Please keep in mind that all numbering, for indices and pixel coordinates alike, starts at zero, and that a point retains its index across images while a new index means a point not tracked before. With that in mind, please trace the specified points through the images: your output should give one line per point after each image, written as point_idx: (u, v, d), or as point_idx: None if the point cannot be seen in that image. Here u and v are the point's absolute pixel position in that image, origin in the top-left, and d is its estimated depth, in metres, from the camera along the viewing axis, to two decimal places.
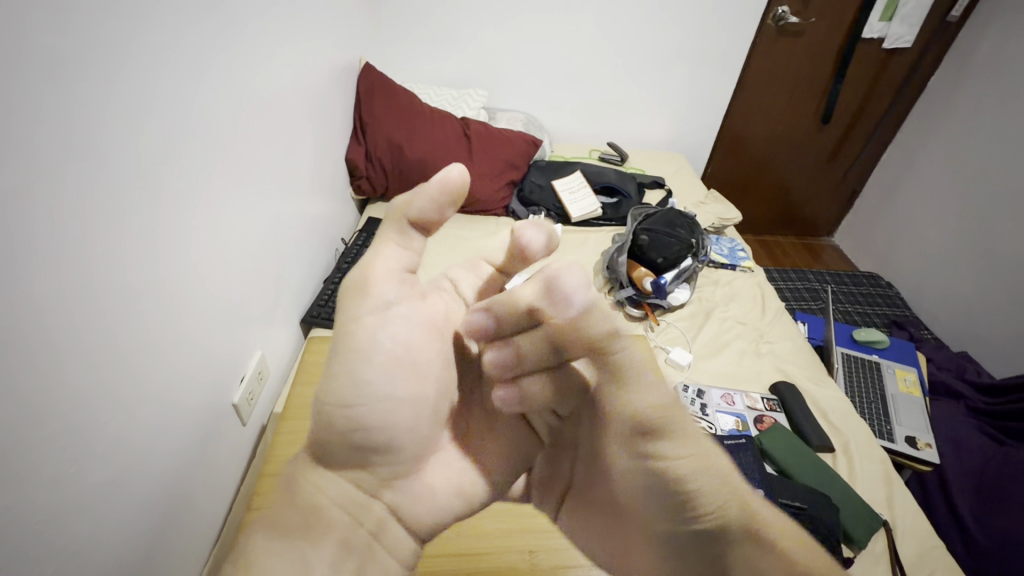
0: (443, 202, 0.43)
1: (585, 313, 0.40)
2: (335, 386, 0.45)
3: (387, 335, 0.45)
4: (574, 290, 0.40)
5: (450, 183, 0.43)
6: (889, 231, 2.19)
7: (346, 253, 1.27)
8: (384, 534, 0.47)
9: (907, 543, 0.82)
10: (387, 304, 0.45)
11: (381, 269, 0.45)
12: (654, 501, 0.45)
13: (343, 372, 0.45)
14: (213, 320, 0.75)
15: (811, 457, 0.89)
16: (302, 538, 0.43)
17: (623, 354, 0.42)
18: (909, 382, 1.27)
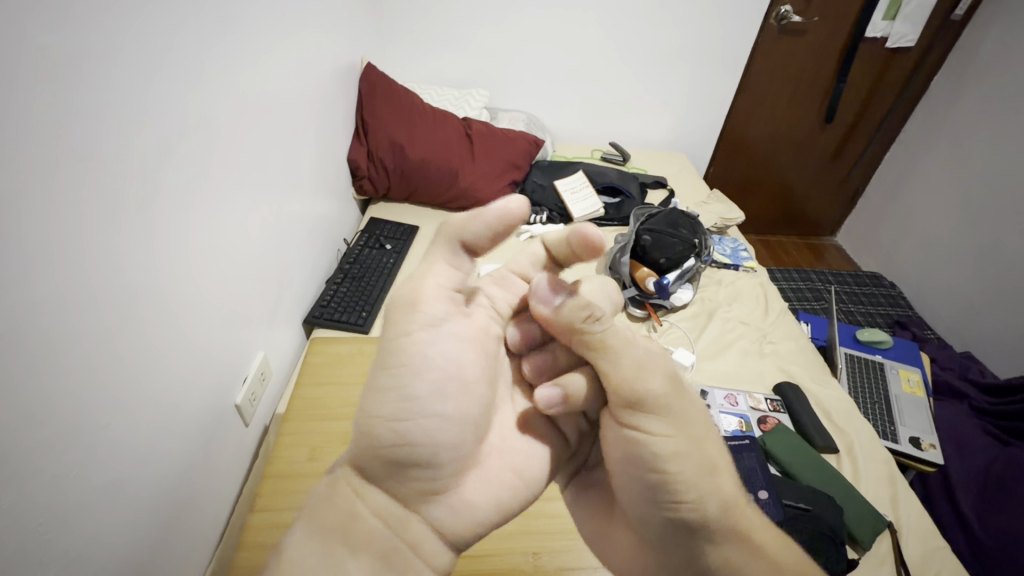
0: (498, 230, 0.46)
1: (562, 306, 0.50)
2: (379, 399, 0.45)
3: (436, 351, 0.47)
4: (550, 290, 0.51)
5: (510, 214, 0.46)
6: (892, 230, 2.19)
7: (348, 253, 1.27)
8: (422, 547, 0.46)
9: (911, 544, 0.81)
10: (438, 320, 0.47)
11: (432, 286, 0.47)
12: (637, 475, 0.50)
13: (387, 384, 0.45)
14: (215, 321, 0.75)
15: (815, 457, 0.89)
16: (339, 547, 0.43)
17: (604, 333, 0.49)
18: (913, 382, 1.26)
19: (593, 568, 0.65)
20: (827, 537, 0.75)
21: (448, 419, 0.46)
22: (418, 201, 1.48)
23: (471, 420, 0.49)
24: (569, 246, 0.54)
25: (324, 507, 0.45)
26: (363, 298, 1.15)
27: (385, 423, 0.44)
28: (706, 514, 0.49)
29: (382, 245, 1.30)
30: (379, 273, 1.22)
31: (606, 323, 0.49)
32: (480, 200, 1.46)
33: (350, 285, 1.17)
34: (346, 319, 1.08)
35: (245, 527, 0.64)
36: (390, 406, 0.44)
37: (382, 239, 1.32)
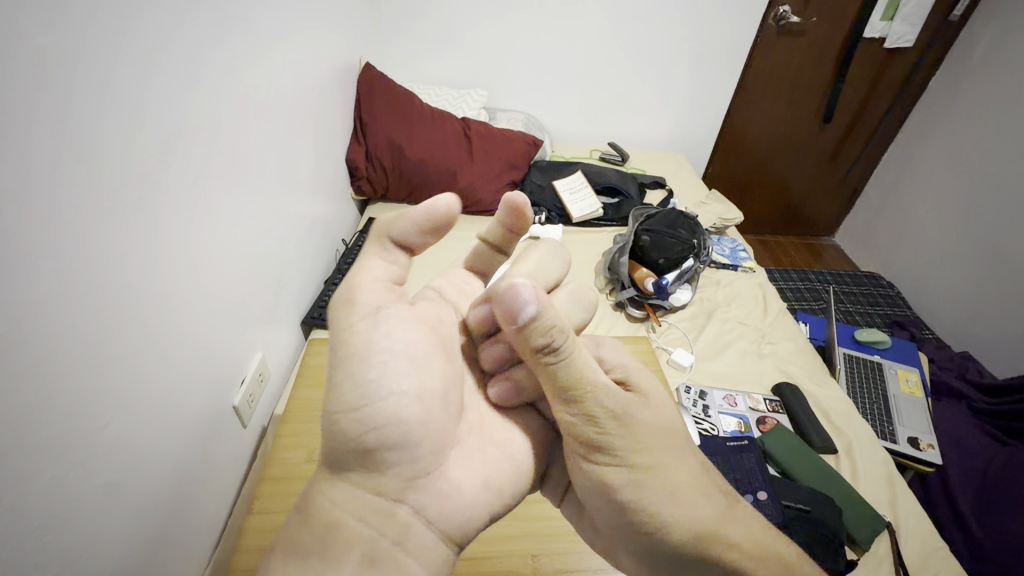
0: (425, 227, 0.48)
1: (529, 323, 0.47)
2: (339, 391, 0.45)
3: (386, 333, 0.47)
4: (524, 303, 0.47)
5: (437, 214, 0.48)
6: (890, 231, 2.19)
7: (346, 253, 1.27)
8: (409, 539, 0.46)
9: (911, 545, 0.81)
10: (377, 308, 0.47)
11: (366, 280, 0.48)
12: (605, 498, 0.55)
13: (346, 375, 0.45)
14: (214, 321, 0.75)
15: (813, 457, 0.89)
16: (322, 557, 0.42)
17: (558, 364, 0.49)
18: (912, 382, 1.26)
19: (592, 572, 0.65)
20: (823, 537, 0.76)
21: (414, 400, 0.46)
22: (416, 201, 1.48)
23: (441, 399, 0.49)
24: (501, 226, 0.57)
25: (311, 510, 0.45)
26: None
27: (350, 415, 0.44)
28: (676, 535, 0.53)
29: None
30: None
31: (564, 354, 0.49)
32: (479, 200, 1.46)
33: None
34: None
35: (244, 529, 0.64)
36: (349, 395, 0.44)
37: None
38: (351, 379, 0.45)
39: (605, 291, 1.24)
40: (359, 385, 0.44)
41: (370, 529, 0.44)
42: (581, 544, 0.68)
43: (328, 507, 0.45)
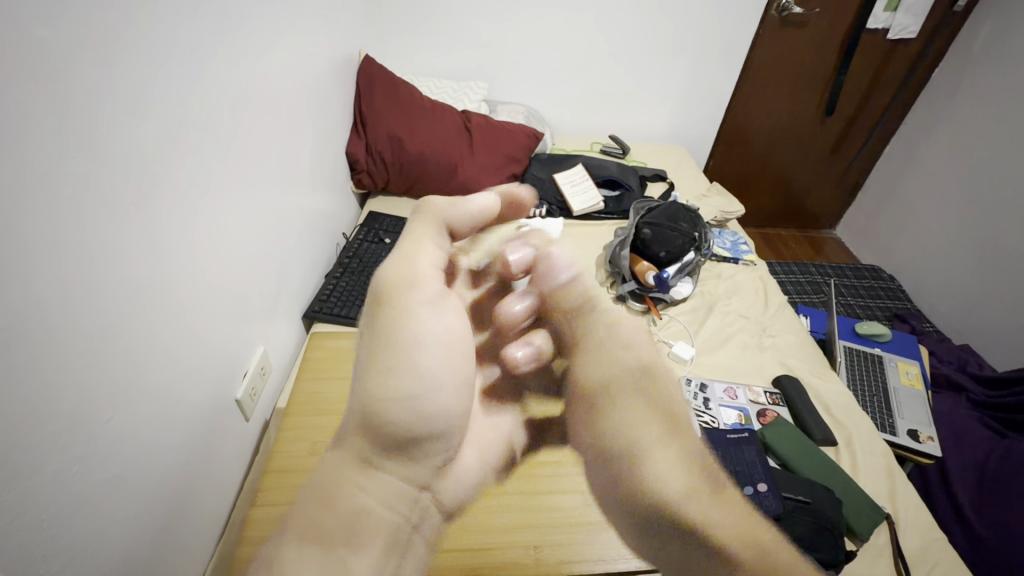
0: (478, 220, 0.61)
1: (564, 283, 0.56)
2: (384, 382, 0.50)
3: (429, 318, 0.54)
4: (558, 265, 0.57)
5: (488, 209, 0.62)
6: (891, 223, 2.18)
7: (347, 247, 1.27)
8: (424, 524, 0.50)
9: (910, 537, 0.82)
10: (436, 296, 0.55)
11: (424, 265, 0.56)
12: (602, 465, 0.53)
13: (388, 367, 0.51)
14: (216, 315, 0.75)
15: (813, 450, 0.89)
16: (339, 547, 0.42)
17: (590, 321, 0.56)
18: (912, 375, 1.27)
19: (593, 561, 0.65)
20: (825, 529, 0.76)
21: (446, 395, 0.53)
22: (417, 194, 1.48)
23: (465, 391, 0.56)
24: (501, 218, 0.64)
25: (331, 492, 0.46)
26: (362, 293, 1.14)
27: (393, 402, 0.49)
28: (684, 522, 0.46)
29: (381, 239, 1.30)
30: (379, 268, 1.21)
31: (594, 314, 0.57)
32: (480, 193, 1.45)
33: (350, 279, 1.17)
34: (345, 313, 1.08)
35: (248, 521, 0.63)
36: (391, 385, 0.50)
37: (381, 233, 1.32)
38: (397, 374, 0.51)
39: (605, 284, 1.24)
40: (404, 377, 0.51)
41: (394, 511, 0.47)
42: (582, 535, 0.68)
43: (352, 492, 0.46)
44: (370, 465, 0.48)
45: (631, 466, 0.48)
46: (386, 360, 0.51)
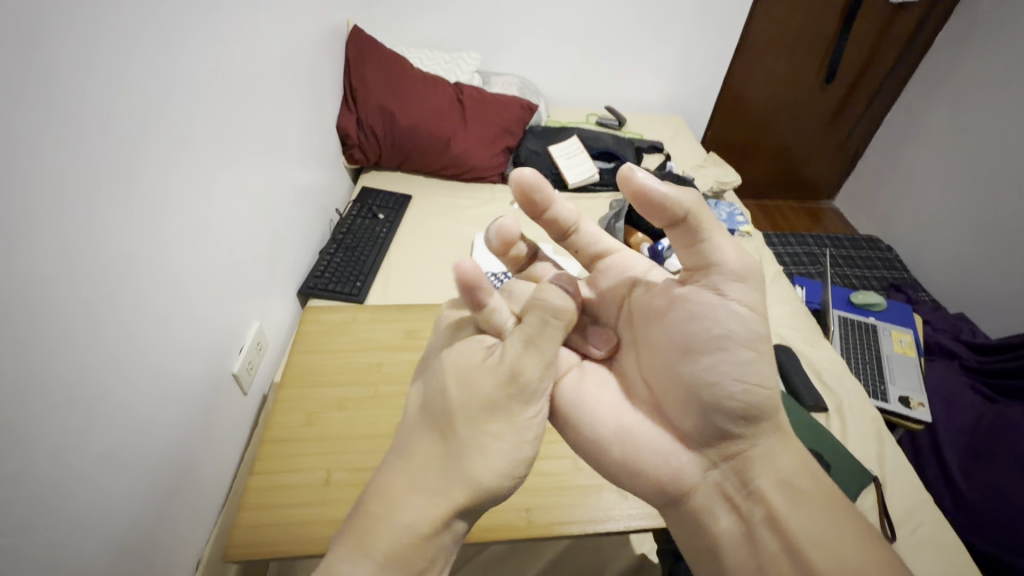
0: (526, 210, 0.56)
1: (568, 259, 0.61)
2: (483, 448, 0.46)
3: (536, 375, 0.48)
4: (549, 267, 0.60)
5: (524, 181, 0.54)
6: (890, 193, 2.16)
7: (340, 223, 1.27)
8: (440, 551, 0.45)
9: (897, 496, 0.84)
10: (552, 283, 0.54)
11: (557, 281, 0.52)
12: (671, 464, 0.53)
13: (498, 427, 0.47)
14: (210, 290, 0.75)
15: (804, 417, 0.90)
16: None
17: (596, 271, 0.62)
18: (905, 343, 1.28)
19: (583, 523, 0.67)
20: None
21: (530, 454, 0.48)
22: (409, 169, 1.46)
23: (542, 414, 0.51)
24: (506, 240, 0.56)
25: (373, 526, 0.43)
26: (357, 268, 1.14)
27: (480, 471, 0.45)
28: (688, 479, 0.53)
29: (374, 215, 1.30)
30: (373, 244, 1.21)
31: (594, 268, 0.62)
32: (473, 167, 1.44)
33: (343, 255, 1.17)
34: (339, 289, 1.08)
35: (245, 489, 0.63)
36: (484, 454, 0.46)
37: (374, 209, 1.31)
38: (495, 444, 0.47)
39: None
40: (491, 448, 0.46)
41: (452, 553, 0.46)
42: (573, 498, 0.69)
43: (428, 537, 0.43)
44: (444, 519, 0.44)
45: (643, 433, 0.54)
46: (487, 406, 0.47)
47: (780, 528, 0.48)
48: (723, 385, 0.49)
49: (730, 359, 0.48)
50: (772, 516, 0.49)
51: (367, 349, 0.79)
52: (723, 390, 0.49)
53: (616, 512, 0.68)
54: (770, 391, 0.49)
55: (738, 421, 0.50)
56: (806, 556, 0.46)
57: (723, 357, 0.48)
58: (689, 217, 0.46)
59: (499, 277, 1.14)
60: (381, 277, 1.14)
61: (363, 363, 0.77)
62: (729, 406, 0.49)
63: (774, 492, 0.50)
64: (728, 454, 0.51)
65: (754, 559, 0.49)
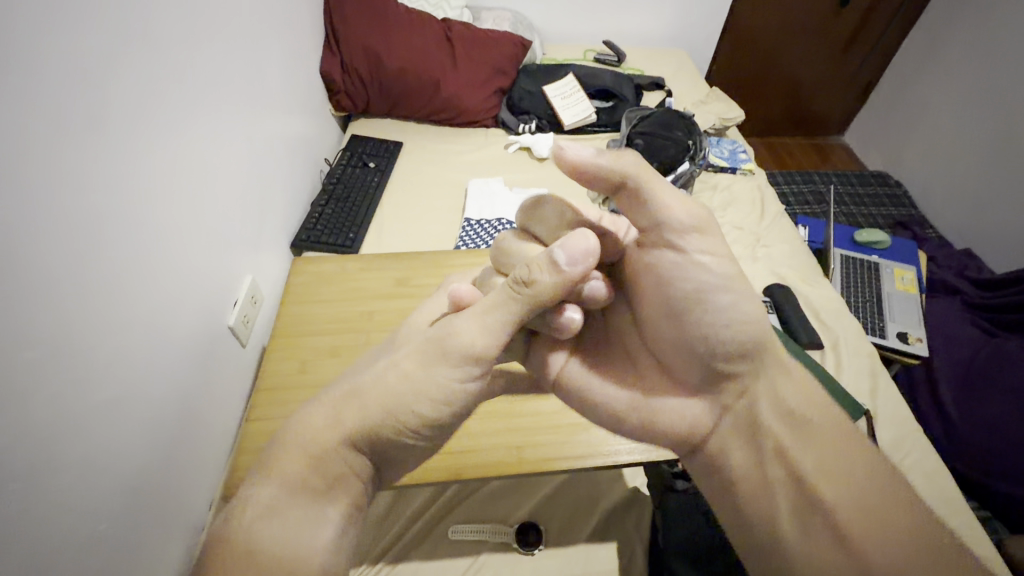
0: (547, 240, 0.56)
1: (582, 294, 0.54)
2: (384, 380, 0.47)
3: (462, 327, 0.47)
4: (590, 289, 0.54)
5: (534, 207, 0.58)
6: (902, 126, 2.07)
7: (331, 173, 1.24)
8: (348, 474, 0.47)
9: (887, 428, 0.85)
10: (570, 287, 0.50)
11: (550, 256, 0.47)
12: (686, 418, 0.55)
13: (415, 365, 0.47)
14: (198, 242, 0.75)
15: (798, 353, 0.91)
16: (298, 493, 0.45)
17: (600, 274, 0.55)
18: (907, 281, 1.26)
19: (574, 458, 0.69)
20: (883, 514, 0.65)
21: (448, 407, 0.47)
22: (400, 115, 1.41)
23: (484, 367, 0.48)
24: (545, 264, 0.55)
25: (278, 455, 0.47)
26: (349, 219, 1.13)
27: (382, 405, 0.47)
28: (704, 428, 0.55)
29: (365, 163, 1.27)
30: (365, 194, 1.19)
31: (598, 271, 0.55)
32: (464, 110, 1.38)
33: (336, 205, 1.16)
34: (332, 240, 1.08)
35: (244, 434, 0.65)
36: (389, 393, 0.47)
37: (365, 157, 1.28)
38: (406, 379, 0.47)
39: (596, 199, 1.22)
40: (400, 389, 0.47)
41: (356, 482, 0.48)
42: (563, 436, 0.71)
43: (325, 465, 0.46)
44: (342, 446, 0.47)
45: (655, 394, 0.56)
46: (424, 351, 0.48)
47: (788, 460, 0.51)
48: (717, 331, 0.51)
49: (715, 305, 0.51)
50: (780, 449, 0.51)
51: (358, 297, 0.80)
52: (715, 337, 0.52)
53: (607, 448, 0.70)
54: (758, 327, 0.52)
55: (735, 361, 0.53)
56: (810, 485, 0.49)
57: (705, 309, 0.51)
58: (628, 183, 0.49)
59: (493, 223, 1.12)
60: (374, 227, 1.13)
61: (355, 312, 0.77)
62: (725, 349, 0.52)
63: (781, 427, 0.52)
64: (740, 393, 0.54)
65: (763, 483, 0.51)
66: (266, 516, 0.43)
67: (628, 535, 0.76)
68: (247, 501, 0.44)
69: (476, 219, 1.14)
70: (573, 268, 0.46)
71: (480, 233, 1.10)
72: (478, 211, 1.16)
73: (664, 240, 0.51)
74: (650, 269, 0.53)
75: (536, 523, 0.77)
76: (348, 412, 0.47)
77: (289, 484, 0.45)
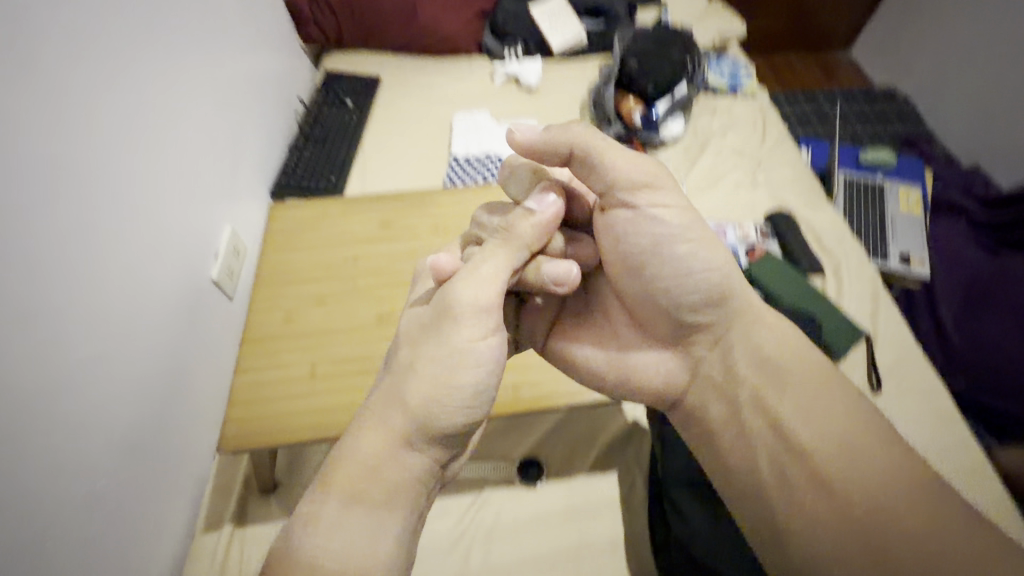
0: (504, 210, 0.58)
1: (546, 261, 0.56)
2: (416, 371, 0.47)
3: (466, 297, 0.48)
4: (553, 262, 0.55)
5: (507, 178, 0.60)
6: (914, 35, 1.94)
7: (307, 113, 1.16)
8: (409, 473, 0.45)
9: (885, 350, 0.85)
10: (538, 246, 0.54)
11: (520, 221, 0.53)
12: (663, 371, 0.58)
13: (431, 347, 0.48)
14: (168, 192, 0.70)
15: (798, 280, 0.89)
16: (362, 500, 0.43)
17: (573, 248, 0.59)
18: (912, 201, 1.22)
19: (572, 394, 0.69)
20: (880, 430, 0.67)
21: (484, 378, 0.48)
22: (376, 45, 1.31)
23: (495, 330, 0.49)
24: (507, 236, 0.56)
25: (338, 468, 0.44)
26: (330, 161, 1.07)
27: (417, 398, 0.46)
28: (682, 385, 0.57)
29: (342, 101, 1.19)
30: (345, 134, 1.12)
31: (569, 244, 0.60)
32: (445, 36, 1.28)
33: (315, 149, 1.09)
34: (314, 186, 1.02)
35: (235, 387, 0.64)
36: (426, 384, 0.46)
37: (342, 94, 1.19)
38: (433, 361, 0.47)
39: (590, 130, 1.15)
40: (426, 372, 0.47)
41: (420, 479, 0.46)
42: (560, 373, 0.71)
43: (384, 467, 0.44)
44: (400, 446, 0.45)
45: (632, 351, 0.59)
46: (425, 332, 0.49)
47: (765, 408, 0.51)
48: (687, 278, 0.54)
49: (671, 256, 0.54)
50: (759, 398, 0.52)
51: (342, 242, 0.76)
52: (686, 285, 0.54)
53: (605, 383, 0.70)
54: (720, 271, 0.54)
55: (703, 307, 0.55)
56: (787, 428, 0.49)
57: (665, 257, 0.54)
58: (575, 152, 0.54)
59: (481, 159, 1.06)
60: (356, 169, 1.07)
61: (341, 258, 0.74)
62: (688, 301, 0.54)
63: (757, 374, 0.53)
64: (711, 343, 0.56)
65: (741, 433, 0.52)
66: (338, 535, 0.41)
67: (628, 463, 0.78)
68: (310, 521, 0.42)
69: (463, 155, 1.08)
70: (545, 210, 0.54)
71: (468, 170, 1.05)
72: (465, 147, 1.10)
73: (621, 200, 0.54)
74: (607, 230, 0.56)
75: (537, 458, 0.78)
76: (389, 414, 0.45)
77: (355, 494, 0.43)
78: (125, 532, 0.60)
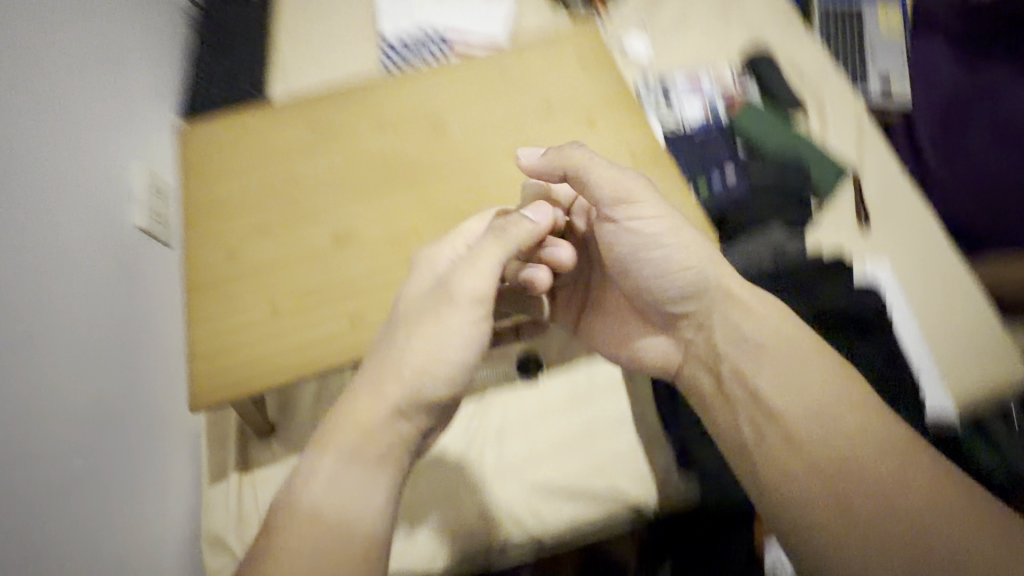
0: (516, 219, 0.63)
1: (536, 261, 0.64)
2: (411, 344, 0.53)
3: (466, 280, 0.54)
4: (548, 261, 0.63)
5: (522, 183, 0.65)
6: None
7: (199, 17, 0.97)
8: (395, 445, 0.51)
9: (872, 182, 0.81)
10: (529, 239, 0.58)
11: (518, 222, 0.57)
12: (662, 351, 0.65)
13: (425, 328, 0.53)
14: (30, 144, 0.58)
15: (784, 125, 0.82)
16: (353, 466, 0.49)
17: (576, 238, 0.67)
18: (891, 16, 1.12)
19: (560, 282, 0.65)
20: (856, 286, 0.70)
21: (469, 359, 0.54)
22: None
23: (486, 316, 0.55)
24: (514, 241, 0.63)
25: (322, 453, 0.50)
26: (246, 68, 0.91)
27: (411, 380, 0.52)
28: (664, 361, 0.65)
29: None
30: (251, 31, 0.94)
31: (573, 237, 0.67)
32: None
33: (223, 57, 0.92)
34: (235, 97, 0.87)
35: (189, 341, 0.57)
36: (421, 355, 0.52)
37: None
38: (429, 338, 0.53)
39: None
40: (418, 353, 0.52)
41: (404, 451, 0.52)
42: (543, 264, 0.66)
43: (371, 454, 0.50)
44: (393, 416, 0.51)
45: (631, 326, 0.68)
46: (423, 310, 0.54)
47: (743, 378, 0.56)
48: (671, 274, 0.60)
49: (650, 258, 0.60)
50: (737, 371, 0.57)
51: (277, 157, 0.66)
52: (669, 273, 0.60)
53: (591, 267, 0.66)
54: (698, 269, 0.59)
55: (682, 298, 0.61)
56: (771, 404, 0.54)
57: (655, 251, 0.60)
58: (569, 173, 0.60)
59: (417, 36, 0.91)
60: (275, 73, 0.92)
61: (279, 178, 0.65)
62: (668, 295, 0.61)
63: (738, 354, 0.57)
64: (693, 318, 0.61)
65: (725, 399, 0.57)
66: (333, 491, 0.48)
67: None
68: (307, 481, 0.49)
69: (395, 35, 0.92)
70: (539, 220, 0.58)
71: (405, 52, 0.90)
72: (397, 23, 0.94)
73: (608, 211, 0.60)
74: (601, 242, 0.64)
75: (535, 354, 0.77)
76: (380, 395, 0.51)
77: (340, 478, 0.49)
78: (114, 515, 0.61)
